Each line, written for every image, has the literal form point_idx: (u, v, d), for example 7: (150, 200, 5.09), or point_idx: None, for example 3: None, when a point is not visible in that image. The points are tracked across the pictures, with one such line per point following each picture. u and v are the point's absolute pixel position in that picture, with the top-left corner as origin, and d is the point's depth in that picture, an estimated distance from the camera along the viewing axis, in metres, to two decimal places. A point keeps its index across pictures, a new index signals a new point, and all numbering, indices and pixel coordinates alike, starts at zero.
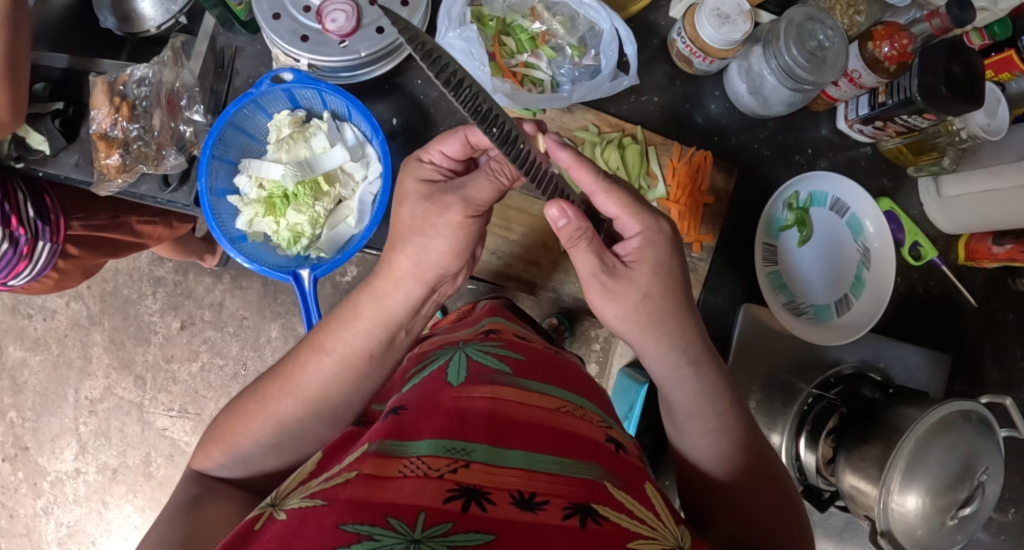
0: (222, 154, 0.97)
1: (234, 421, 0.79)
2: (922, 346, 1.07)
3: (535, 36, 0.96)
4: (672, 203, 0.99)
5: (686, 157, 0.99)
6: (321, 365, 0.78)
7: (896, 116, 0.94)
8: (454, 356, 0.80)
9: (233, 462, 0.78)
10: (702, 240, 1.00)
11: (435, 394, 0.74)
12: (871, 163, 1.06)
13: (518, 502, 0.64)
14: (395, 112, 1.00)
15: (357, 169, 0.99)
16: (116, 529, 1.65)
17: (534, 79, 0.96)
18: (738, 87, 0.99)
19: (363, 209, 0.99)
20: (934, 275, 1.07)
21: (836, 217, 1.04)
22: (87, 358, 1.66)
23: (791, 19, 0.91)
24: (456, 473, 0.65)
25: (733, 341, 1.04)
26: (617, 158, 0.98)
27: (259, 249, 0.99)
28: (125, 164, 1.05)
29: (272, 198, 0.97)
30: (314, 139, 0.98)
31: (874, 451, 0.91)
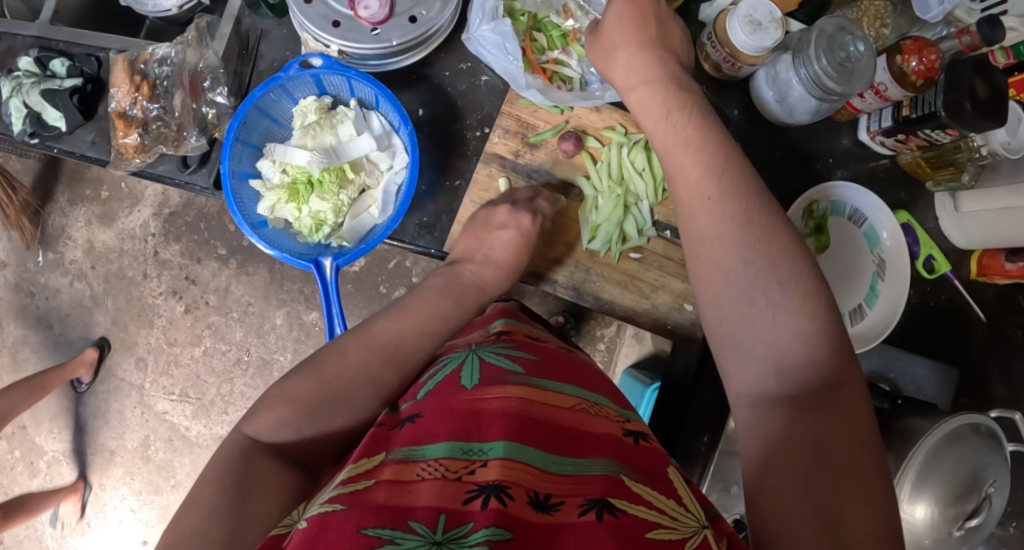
0: (246, 138, 0.97)
1: (305, 380, 0.76)
2: (932, 358, 1.07)
3: (567, 34, 0.96)
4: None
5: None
6: (402, 335, 0.83)
7: (918, 130, 0.95)
8: (467, 359, 0.80)
9: (302, 423, 0.74)
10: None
11: (449, 399, 0.74)
12: (889, 176, 1.07)
13: (535, 502, 0.63)
14: (421, 103, 1.00)
15: (383, 159, 0.99)
16: (112, 511, 1.66)
17: (563, 77, 0.96)
18: (764, 94, 1.00)
19: (387, 199, 0.99)
20: (946, 289, 1.08)
21: (853, 227, 1.04)
22: (88, 338, 1.67)
23: (822, 28, 0.91)
24: (473, 474, 0.65)
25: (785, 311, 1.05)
26: (642, 160, 0.95)
27: (279, 236, 0.98)
28: (144, 145, 1.06)
29: (296, 184, 0.96)
30: (340, 126, 0.97)
31: (884, 460, 0.93)
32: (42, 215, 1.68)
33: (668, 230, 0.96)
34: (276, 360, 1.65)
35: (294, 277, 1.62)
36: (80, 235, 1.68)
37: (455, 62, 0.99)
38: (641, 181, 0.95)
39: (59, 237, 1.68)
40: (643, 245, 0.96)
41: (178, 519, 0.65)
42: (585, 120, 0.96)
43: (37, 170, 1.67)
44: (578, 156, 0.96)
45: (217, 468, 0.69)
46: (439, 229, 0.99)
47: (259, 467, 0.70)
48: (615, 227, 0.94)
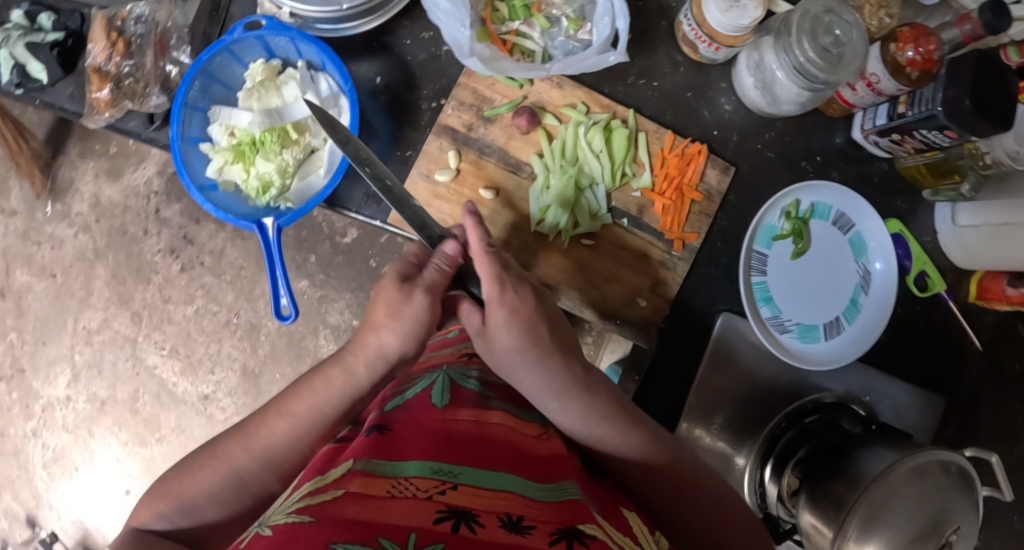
0: (196, 102, 0.94)
1: (189, 472, 0.72)
2: (913, 385, 0.98)
3: (529, 4, 0.86)
4: (657, 194, 0.88)
5: (679, 148, 0.88)
6: (280, 434, 0.74)
7: (915, 130, 0.86)
8: (436, 379, 0.77)
9: (182, 519, 0.71)
10: (686, 238, 0.88)
11: (420, 416, 0.71)
12: (885, 181, 0.97)
13: (506, 524, 0.60)
14: (379, 71, 0.94)
15: (328, 119, 0.95)
16: (99, 457, 1.70)
17: (524, 50, 0.87)
18: (746, 79, 0.90)
19: (333, 161, 0.95)
20: (939, 310, 0.99)
21: (838, 233, 0.95)
22: (88, 289, 1.70)
23: (807, 9, 0.82)
24: (445, 495, 0.62)
25: (705, 353, 0.93)
26: (599, 142, 0.87)
27: (228, 199, 0.96)
28: (114, 99, 1.04)
29: (240, 146, 0.94)
30: (284, 88, 0.94)
31: (840, 490, 0.84)
32: (53, 167, 1.71)
33: (626, 218, 0.89)
34: (264, 325, 1.67)
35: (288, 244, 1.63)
36: (87, 188, 1.71)
37: (418, 31, 0.94)
38: (597, 164, 0.87)
39: (67, 189, 1.71)
40: (597, 232, 0.88)
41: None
42: (544, 97, 0.88)
43: (51, 121, 1.70)
44: (534, 133, 0.88)
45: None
46: (386, 202, 0.93)
47: None
48: (565, 210, 0.87)
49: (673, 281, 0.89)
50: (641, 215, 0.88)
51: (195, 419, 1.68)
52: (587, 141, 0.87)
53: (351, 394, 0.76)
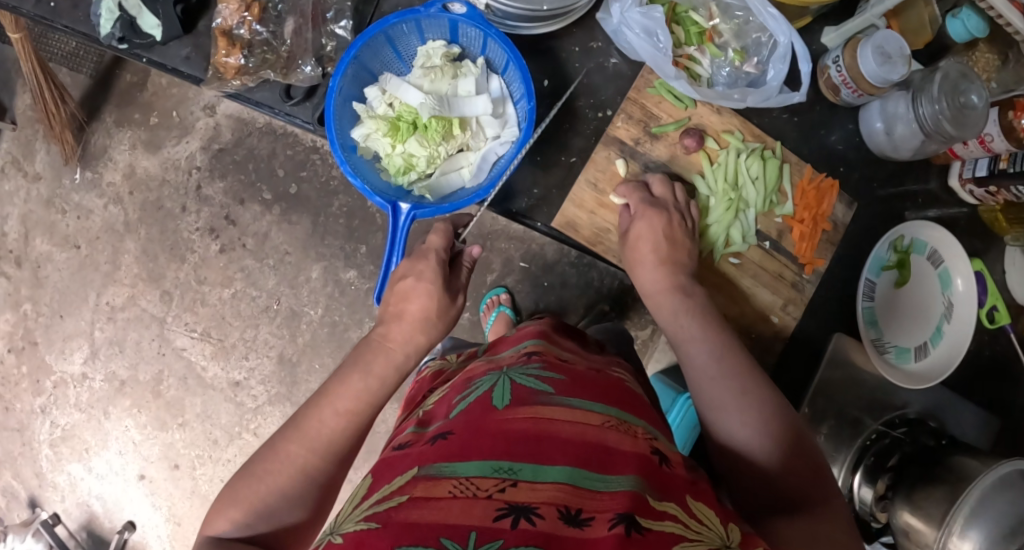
0: (365, 61, 0.96)
1: (248, 481, 0.77)
2: (976, 405, 1.12)
3: (704, 32, 0.97)
4: (796, 221, 1.00)
5: (817, 182, 1.00)
6: (324, 424, 0.80)
7: (1011, 185, 0.99)
8: (499, 381, 0.83)
9: (256, 521, 0.76)
10: (816, 264, 1.01)
11: (481, 418, 0.76)
12: (968, 224, 1.11)
13: (564, 518, 0.65)
14: (547, 73, 1.01)
15: (492, 124, 0.98)
16: (113, 442, 1.62)
17: (694, 74, 0.97)
18: (873, 125, 1.03)
19: (482, 166, 0.99)
20: (1001, 340, 1.13)
21: (930, 267, 1.07)
22: (115, 264, 1.63)
23: (947, 73, 0.94)
24: (503, 492, 0.67)
25: (818, 375, 1.06)
26: (757, 170, 0.98)
27: (364, 165, 0.97)
28: (247, 67, 1.01)
29: (399, 121, 0.95)
30: (461, 80, 0.97)
31: (940, 493, 0.96)
32: (86, 132, 1.63)
33: (768, 242, 1.00)
34: (307, 314, 1.61)
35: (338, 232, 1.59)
36: (122, 158, 1.63)
37: (586, 40, 1.01)
38: (753, 189, 0.98)
39: (100, 157, 1.63)
40: (743, 252, 0.99)
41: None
42: (706, 120, 0.99)
43: (88, 85, 1.62)
44: (696, 154, 0.99)
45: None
46: (547, 205, 1.04)
47: None
48: (722, 229, 0.98)
49: (799, 301, 1.01)
50: (780, 239, 1.00)
51: (223, 406, 1.62)
52: (746, 167, 0.98)
53: (379, 386, 0.84)
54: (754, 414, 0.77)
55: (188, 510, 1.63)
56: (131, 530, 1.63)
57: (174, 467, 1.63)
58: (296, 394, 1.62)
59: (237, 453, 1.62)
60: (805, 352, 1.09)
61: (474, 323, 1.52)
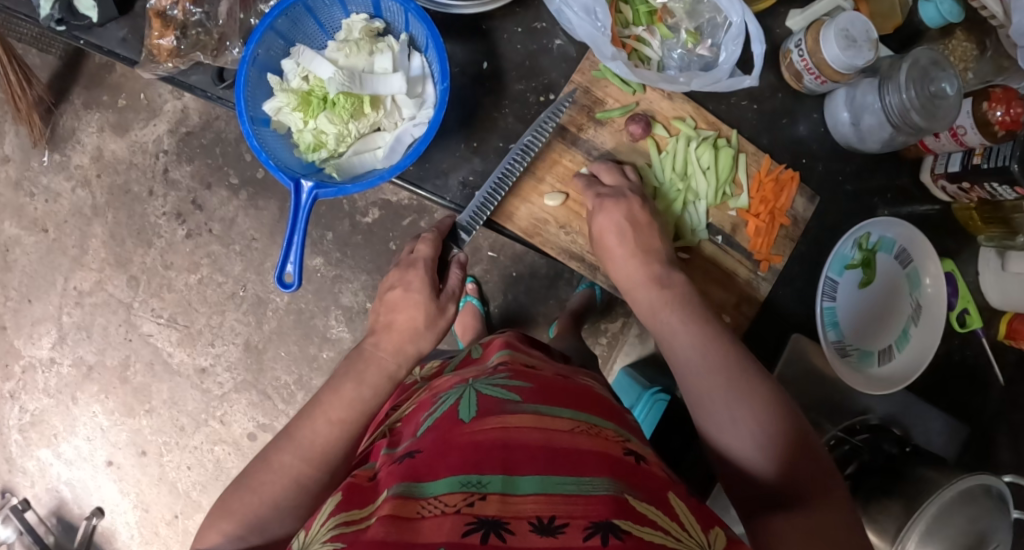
0: (282, 30, 0.91)
1: (239, 493, 0.78)
2: (946, 413, 1.08)
3: (654, 12, 0.92)
4: (751, 215, 0.95)
5: (774, 173, 0.95)
6: (318, 433, 0.81)
7: (985, 182, 0.93)
8: (464, 392, 0.81)
9: (248, 533, 0.77)
10: (772, 260, 0.96)
11: (448, 432, 0.75)
12: (941, 222, 1.05)
13: (537, 529, 0.64)
14: (486, 55, 0.97)
15: (408, 105, 0.93)
16: (81, 427, 1.62)
17: (642, 56, 0.92)
18: (839, 115, 0.96)
19: (396, 147, 0.92)
20: (973, 346, 1.07)
21: (898, 266, 1.02)
22: (83, 248, 1.61)
23: (916, 59, 0.88)
24: (473, 506, 0.66)
25: (774, 373, 1.01)
26: (709, 159, 0.93)
27: (276, 141, 0.92)
28: (180, 50, 1.00)
29: (311, 95, 0.90)
30: (378, 56, 0.92)
31: (896, 507, 0.91)
32: (54, 114, 1.60)
33: (720, 236, 0.95)
34: (272, 301, 1.61)
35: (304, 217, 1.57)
36: (90, 140, 1.61)
37: (529, 20, 0.97)
38: (703, 180, 0.93)
39: (68, 139, 1.61)
40: (693, 246, 0.95)
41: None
42: (655, 106, 0.94)
43: (57, 65, 1.58)
44: (642, 141, 0.94)
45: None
46: None
47: None
48: (670, 222, 0.94)
49: (755, 300, 0.96)
50: (733, 233, 0.95)
51: (190, 393, 1.62)
52: (697, 155, 0.93)
53: (371, 395, 0.85)
54: (744, 410, 0.76)
55: (156, 497, 1.63)
56: (99, 517, 1.61)
57: (142, 454, 1.62)
58: (262, 382, 1.62)
59: (204, 440, 1.62)
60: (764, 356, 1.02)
61: None
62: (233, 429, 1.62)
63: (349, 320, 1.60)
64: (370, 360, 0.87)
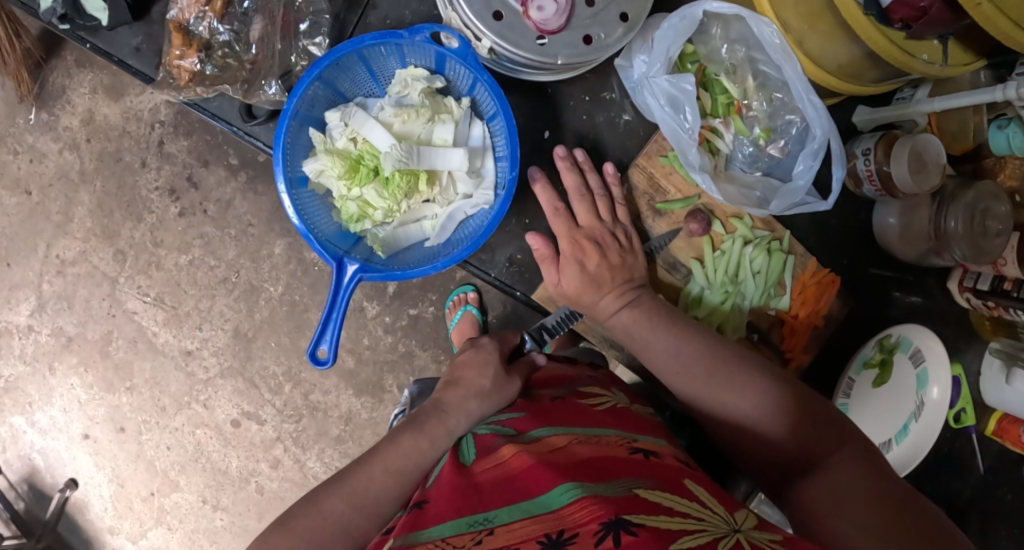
0: (331, 82, 0.82)
1: (281, 535, 0.77)
2: (925, 498, 1.13)
3: (733, 104, 0.92)
4: (789, 317, 0.95)
5: (817, 277, 0.95)
6: (373, 485, 0.82)
7: (1011, 308, 0.95)
8: (464, 439, 0.87)
9: None
10: (800, 362, 0.96)
11: (451, 477, 0.78)
12: (954, 322, 1.09)
13: (547, 544, 0.63)
14: (548, 126, 0.93)
15: (465, 181, 0.85)
16: (57, 397, 1.57)
17: (712, 147, 0.91)
18: (887, 220, 0.96)
19: (447, 225, 0.87)
20: (961, 439, 1.13)
21: (910, 365, 1.01)
22: (68, 215, 1.53)
23: (979, 191, 0.89)
24: (480, 542, 0.66)
25: None
26: (761, 262, 0.93)
27: (314, 205, 0.84)
28: (205, 76, 0.90)
29: (360, 163, 0.82)
30: (438, 125, 0.83)
31: None
32: (44, 69, 1.50)
33: (755, 333, 0.96)
34: (265, 290, 1.53)
35: None
36: (81, 102, 1.51)
37: (599, 89, 0.93)
38: (752, 282, 0.94)
39: (57, 98, 1.51)
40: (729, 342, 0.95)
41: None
42: (716, 202, 0.94)
43: None
44: (699, 237, 0.94)
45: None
46: (530, 270, 0.96)
47: None
48: (713, 320, 0.94)
49: None
50: (769, 331, 0.96)
51: (173, 374, 1.56)
52: (751, 256, 0.93)
53: (430, 445, 0.85)
54: (724, 380, 0.82)
55: (132, 473, 1.59)
56: (73, 488, 1.59)
57: (120, 430, 1.58)
58: (250, 370, 1.55)
59: (185, 422, 1.57)
60: None
61: (438, 317, 1.52)
62: (217, 414, 1.56)
63: (344, 317, 1.52)
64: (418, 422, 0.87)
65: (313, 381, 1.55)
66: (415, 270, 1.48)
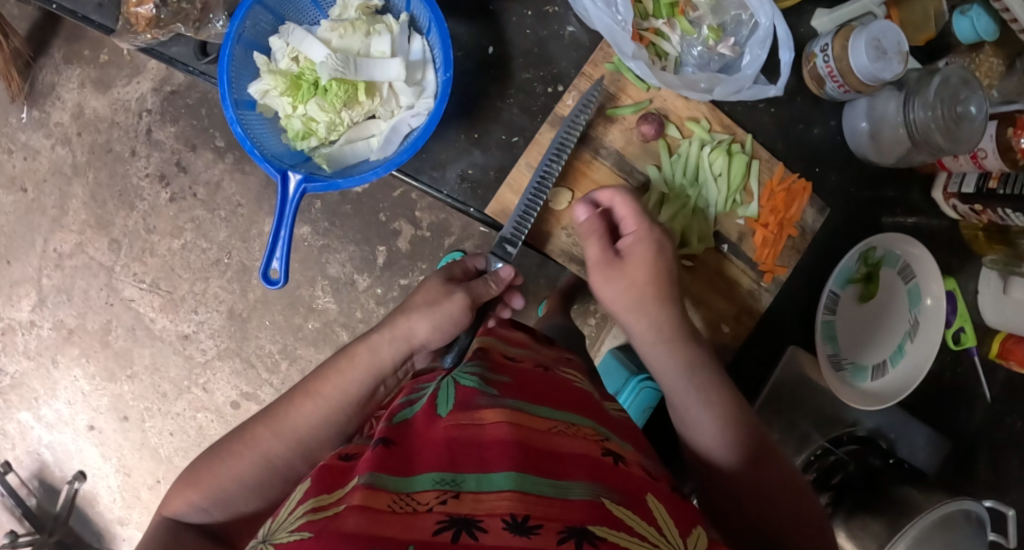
0: (274, 6, 0.86)
1: (208, 465, 0.80)
2: (930, 429, 1.07)
3: (676, 5, 0.90)
4: (759, 225, 0.91)
5: (787, 182, 0.92)
6: (305, 416, 0.81)
7: (998, 207, 0.91)
8: (443, 383, 0.82)
9: (212, 505, 0.79)
10: (776, 272, 0.92)
11: (423, 426, 0.75)
12: (944, 238, 1.05)
13: (511, 527, 0.62)
14: (492, 40, 0.92)
15: (405, 93, 0.85)
16: (61, 391, 1.57)
17: (660, 51, 0.90)
18: (858, 124, 0.94)
19: (392, 137, 0.85)
20: (963, 363, 1.08)
21: (900, 281, 1.01)
22: (63, 209, 1.52)
23: (946, 77, 0.86)
24: (445, 504, 0.64)
25: (770, 383, 1.00)
26: (722, 165, 0.90)
27: (263, 126, 0.87)
28: (160, 19, 0.94)
29: (300, 79, 0.85)
30: (374, 37, 0.84)
31: (877, 527, 0.93)
32: (33, 68, 1.50)
33: (726, 244, 0.92)
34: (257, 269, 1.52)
35: None
36: (70, 97, 1.51)
37: (543, 4, 0.92)
38: (714, 186, 0.91)
39: (47, 95, 1.51)
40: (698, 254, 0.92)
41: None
42: (670, 106, 0.90)
43: (35, 16, 1.49)
44: (653, 142, 0.91)
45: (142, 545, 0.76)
46: (483, 187, 0.93)
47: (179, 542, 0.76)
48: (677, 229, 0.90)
49: (756, 310, 0.93)
50: (739, 242, 0.92)
51: (171, 358, 1.54)
52: (709, 158, 0.90)
53: (356, 379, 0.84)
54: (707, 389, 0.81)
55: (138, 461, 1.58)
56: (81, 481, 1.58)
57: (123, 419, 1.57)
58: (246, 350, 1.53)
59: (186, 407, 1.55)
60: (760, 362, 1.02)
61: None
62: (216, 396, 1.55)
63: (335, 291, 1.47)
64: (370, 343, 0.85)
65: (309, 358, 1.52)
66: (402, 238, 1.45)
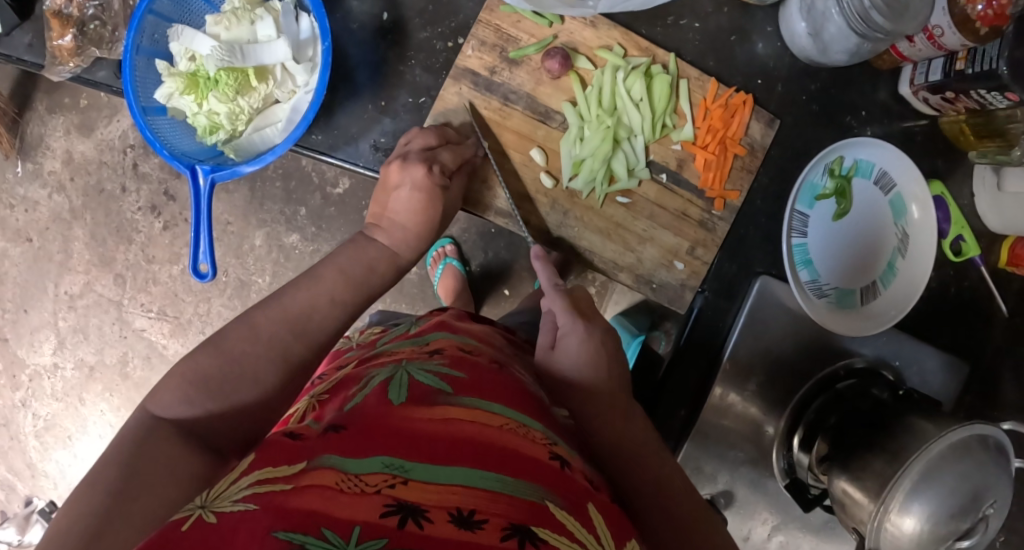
0: (164, 11, 0.86)
1: (205, 352, 0.68)
2: (943, 351, 0.97)
3: None
4: (698, 147, 0.90)
5: (723, 99, 0.89)
6: (314, 306, 0.74)
7: (971, 89, 0.83)
8: (396, 373, 0.68)
9: (207, 395, 0.66)
10: (727, 197, 0.91)
11: (373, 412, 0.62)
12: (927, 140, 0.95)
13: (456, 520, 0.52)
14: (384, 6, 0.89)
15: (298, 72, 0.86)
16: (92, 425, 1.49)
17: None
18: (795, 26, 0.88)
19: (293, 117, 0.87)
20: (970, 276, 0.97)
21: (881, 193, 0.93)
22: (67, 252, 1.45)
23: None
24: (394, 489, 0.54)
25: (745, 312, 0.93)
26: (639, 89, 0.88)
27: (174, 128, 0.88)
28: (79, 46, 0.95)
29: (196, 75, 0.85)
30: (259, 23, 0.85)
31: (878, 464, 0.80)
32: (20, 124, 1.42)
33: (664, 173, 0.91)
34: (255, 282, 1.43)
35: (271, 181, 1.38)
36: (59, 145, 1.43)
37: None
38: (636, 113, 0.89)
39: (37, 146, 1.43)
40: (633, 189, 0.90)
41: (77, 496, 0.57)
42: (576, 40, 0.89)
43: (15, 73, 1.40)
44: (565, 78, 0.89)
45: (114, 445, 0.62)
46: None
47: (158, 445, 0.62)
48: (602, 163, 0.89)
49: (710, 242, 0.92)
50: (680, 169, 0.91)
51: None
52: (625, 84, 0.88)
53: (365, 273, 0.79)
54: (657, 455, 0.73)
55: None
56: None
57: None
58: None
59: None
60: (728, 292, 0.94)
61: (423, 276, 1.36)
62: None
63: None
64: (336, 261, 0.78)
65: None
66: None
